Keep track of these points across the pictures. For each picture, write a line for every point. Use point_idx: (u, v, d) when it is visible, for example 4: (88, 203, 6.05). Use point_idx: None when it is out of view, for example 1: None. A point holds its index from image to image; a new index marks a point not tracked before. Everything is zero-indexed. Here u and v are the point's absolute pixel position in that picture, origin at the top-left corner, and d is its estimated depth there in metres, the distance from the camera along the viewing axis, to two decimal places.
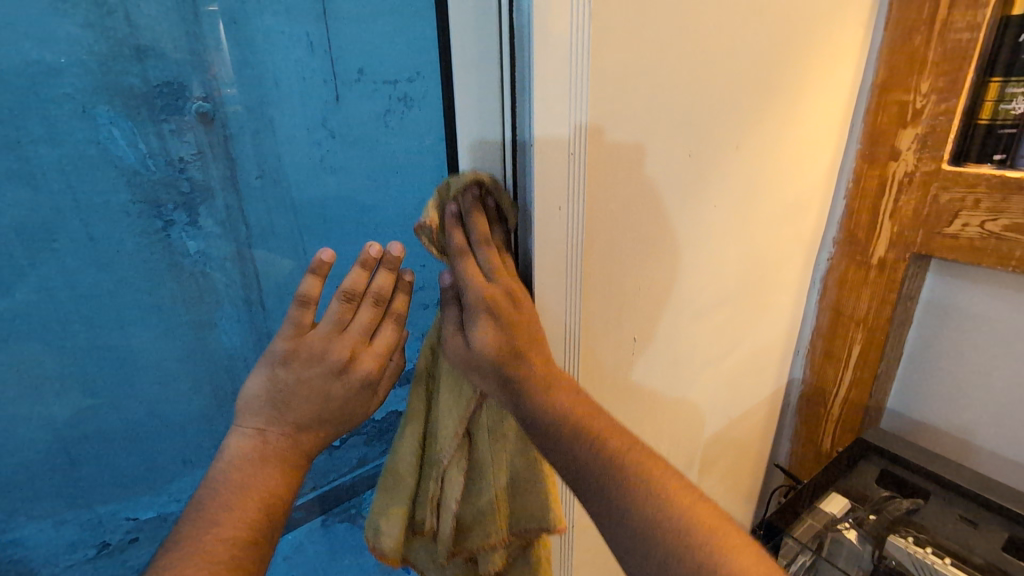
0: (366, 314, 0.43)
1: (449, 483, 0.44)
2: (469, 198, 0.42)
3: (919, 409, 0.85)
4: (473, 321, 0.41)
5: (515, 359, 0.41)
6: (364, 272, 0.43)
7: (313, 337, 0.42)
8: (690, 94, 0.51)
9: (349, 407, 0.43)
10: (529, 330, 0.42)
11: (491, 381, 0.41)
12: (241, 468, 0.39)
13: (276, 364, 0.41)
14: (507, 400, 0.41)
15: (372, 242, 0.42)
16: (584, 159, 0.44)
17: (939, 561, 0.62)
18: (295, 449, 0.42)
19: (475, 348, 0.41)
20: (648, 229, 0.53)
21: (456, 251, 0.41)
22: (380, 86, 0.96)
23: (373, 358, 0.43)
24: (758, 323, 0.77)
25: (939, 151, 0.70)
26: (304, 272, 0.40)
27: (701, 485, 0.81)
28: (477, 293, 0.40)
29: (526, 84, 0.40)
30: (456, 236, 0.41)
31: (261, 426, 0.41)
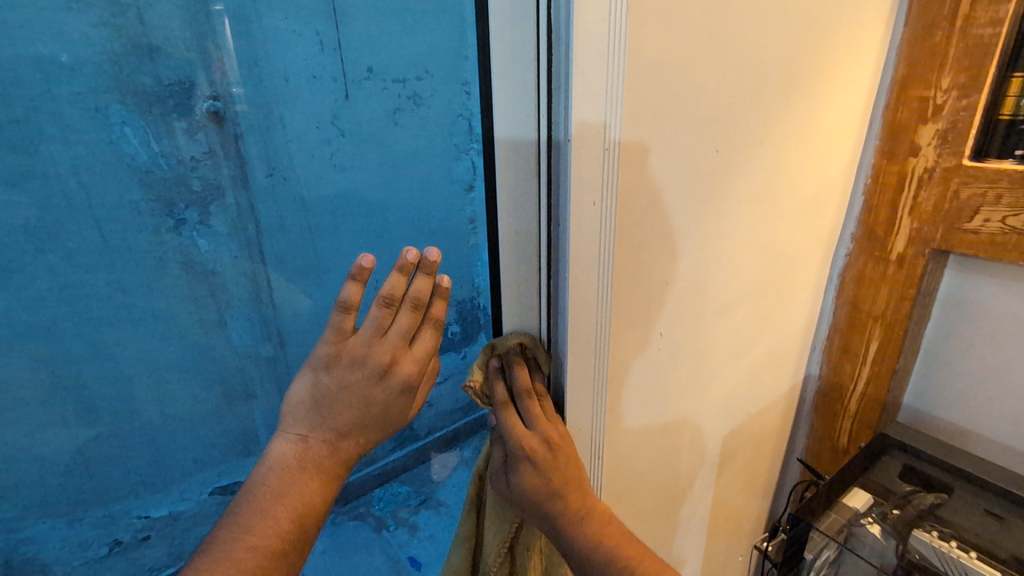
0: (405, 320, 0.43)
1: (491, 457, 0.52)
2: (511, 355, 0.50)
3: (936, 404, 0.85)
4: (517, 468, 0.48)
5: (552, 497, 0.47)
6: (403, 278, 0.42)
7: (354, 342, 0.43)
8: (718, 91, 0.51)
9: (389, 412, 0.44)
10: (565, 473, 0.48)
11: (529, 509, 0.48)
12: (281, 475, 0.41)
13: (319, 370, 0.43)
14: (545, 524, 0.48)
15: (410, 248, 0.42)
16: (618, 155, 0.45)
17: (965, 556, 0.63)
18: (333, 457, 0.43)
19: (517, 486, 0.48)
20: (676, 224, 0.53)
21: (499, 401, 0.49)
22: (392, 94, 1.08)
23: (413, 364, 0.44)
24: (776, 320, 0.77)
25: (959, 146, 0.70)
26: (346, 278, 0.41)
27: (719, 482, 0.82)
28: (517, 447, 0.47)
29: (564, 83, 0.40)
30: (498, 389, 0.49)
31: (303, 432, 0.42)
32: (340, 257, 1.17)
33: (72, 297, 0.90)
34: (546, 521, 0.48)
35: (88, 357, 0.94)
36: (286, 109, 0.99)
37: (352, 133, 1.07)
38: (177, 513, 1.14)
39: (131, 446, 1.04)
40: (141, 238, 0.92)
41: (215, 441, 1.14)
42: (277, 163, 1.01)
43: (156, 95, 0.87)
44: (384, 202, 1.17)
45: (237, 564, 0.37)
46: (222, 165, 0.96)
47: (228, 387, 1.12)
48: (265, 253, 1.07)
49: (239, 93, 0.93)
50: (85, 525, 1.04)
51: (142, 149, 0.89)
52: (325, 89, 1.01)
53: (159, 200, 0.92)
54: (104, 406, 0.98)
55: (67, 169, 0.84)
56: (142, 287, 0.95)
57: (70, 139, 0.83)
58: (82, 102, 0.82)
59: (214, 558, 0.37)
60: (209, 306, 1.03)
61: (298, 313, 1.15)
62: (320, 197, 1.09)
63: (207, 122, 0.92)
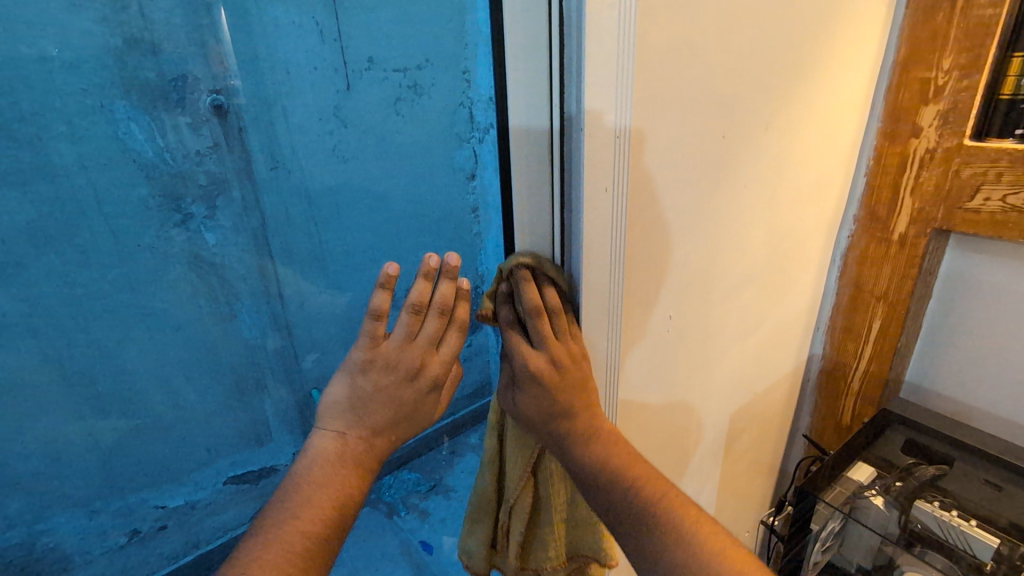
0: (433, 325, 0.48)
1: (516, 517, 0.55)
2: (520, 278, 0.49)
3: (935, 381, 0.88)
4: (522, 389, 0.50)
5: (557, 417, 0.49)
6: (428, 283, 0.47)
7: (386, 347, 0.47)
8: (720, 78, 0.52)
9: (418, 408, 0.49)
10: (572, 390, 0.49)
11: (541, 433, 0.51)
12: (323, 466, 0.44)
13: (355, 372, 0.47)
14: (556, 447, 0.50)
15: (432, 254, 0.47)
16: (629, 145, 0.46)
17: (965, 524, 0.65)
18: (369, 452, 0.46)
19: (521, 409, 0.51)
20: (680, 212, 0.55)
21: (506, 325, 0.50)
22: (393, 84, 1.10)
23: (440, 364, 0.49)
24: (780, 301, 0.79)
25: (960, 127, 0.71)
26: (375, 286, 0.45)
27: (727, 460, 0.84)
28: (522, 368, 0.49)
29: (577, 72, 0.42)
30: (508, 315, 0.50)
31: (341, 429, 0.46)
32: (345, 249, 1.19)
33: (83, 294, 0.90)
34: (554, 439, 0.50)
35: (100, 352, 0.94)
36: (288, 101, 1.00)
37: (354, 125, 1.08)
38: (193, 503, 1.16)
39: (145, 443, 1.05)
40: (148, 233, 0.93)
41: (229, 433, 1.16)
42: (281, 156, 1.03)
43: (160, 90, 0.88)
44: (387, 192, 1.18)
45: (286, 547, 0.39)
46: (227, 159, 0.97)
47: (240, 380, 1.13)
48: (272, 246, 1.08)
49: (240, 87, 0.94)
50: (104, 515, 1.05)
51: (147, 145, 0.89)
52: (327, 81, 1.02)
53: (165, 194, 0.93)
54: (115, 403, 0.99)
55: (74, 168, 0.85)
56: (153, 283, 0.96)
57: (76, 137, 0.83)
58: (87, 100, 0.83)
59: (261, 541, 0.40)
60: (218, 300, 1.04)
61: (304, 302, 1.17)
62: (322, 190, 1.10)
63: (210, 116, 0.93)
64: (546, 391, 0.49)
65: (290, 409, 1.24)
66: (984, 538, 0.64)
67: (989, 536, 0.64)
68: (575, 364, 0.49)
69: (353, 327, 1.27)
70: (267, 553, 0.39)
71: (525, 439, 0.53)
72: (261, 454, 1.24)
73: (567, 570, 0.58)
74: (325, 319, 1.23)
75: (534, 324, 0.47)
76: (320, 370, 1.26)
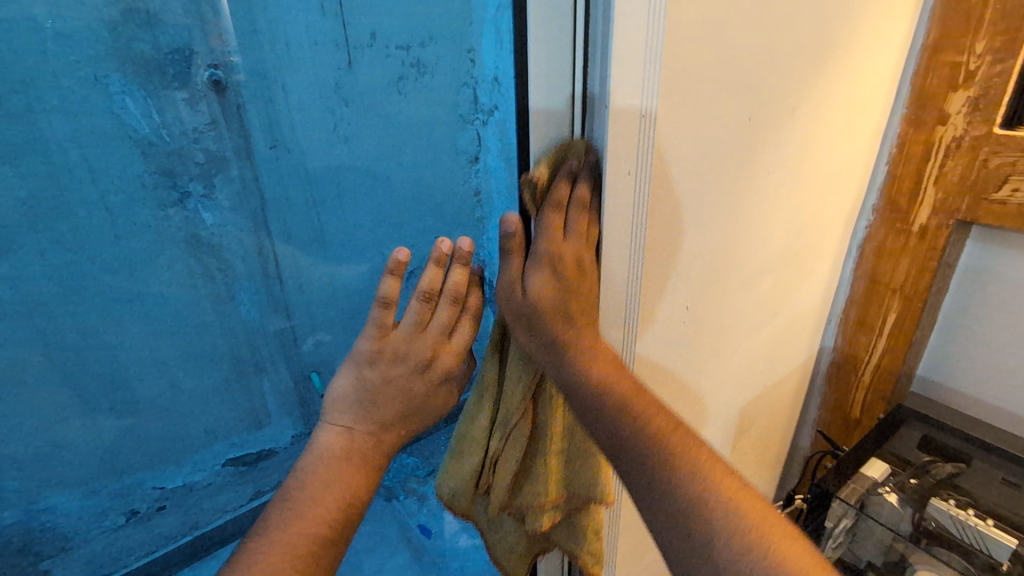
0: (444, 314, 0.47)
1: (514, 441, 0.51)
2: (582, 169, 0.45)
3: (948, 374, 0.88)
4: (534, 271, 0.46)
5: (563, 318, 0.46)
6: (439, 270, 0.46)
7: (395, 336, 0.47)
8: (752, 58, 0.50)
9: (429, 401, 0.49)
10: (579, 302, 0.47)
11: (536, 340, 0.47)
12: (328, 463, 0.45)
13: (362, 365, 0.47)
14: (550, 359, 0.47)
15: (444, 239, 0.45)
16: (655, 125, 0.44)
17: (981, 523, 0.65)
18: (377, 447, 0.47)
19: (532, 298, 0.47)
20: (702, 196, 0.53)
21: (549, 209, 0.45)
22: (396, 62, 1.04)
23: (452, 355, 0.48)
24: (797, 291, 0.77)
25: (991, 114, 0.69)
26: (384, 272, 0.44)
27: (735, 452, 0.83)
28: (547, 250, 0.45)
29: (603, 52, 0.41)
30: (561, 192, 0.45)
31: (348, 424, 0.46)
32: (347, 232, 1.17)
33: (79, 275, 0.88)
34: (552, 349, 0.46)
35: (96, 335, 0.93)
36: (287, 75, 0.96)
37: (356, 104, 1.04)
38: (191, 484, 1.16)
39: (144, 427, 1.04)
40: (146, 212, 0.91)
41: (229, 417, 1.15)
42: (280, 133, 0.99)
43: (157, 63, 0.84)
44: (390, 173, 1.15)
45: (287, 550, 0.40)
46: (224, 136, 0.94)
47: (239, 363, 1.12)
48: (272, 228, 1.06)
49: (239, 62, 0.91)
50: (102, 496, 1.05)
51: (144, 121, 0.86)
52: (326, 58, 0.98)
53: (162, 172, 0.90)
54: (112, 386, 0.97)
55: (68, 143, 0.82)
56: (150, 265, 0.94)
57: (69, 111, 0.80)
58: (80, 73, 0.79)
59: (264, 538, 0.40)
60: (216, 281, 1.02)
61: (304, 286, 1.15)
62: (324, 170, 1.08)
63: (208, 91, 0.90)
64: (559, 287, 0.46)
65: (290, 392, 1.23)
66: (1001, 537, 0.63)
67: (1006, 536, 0.63)
68: (583, 280, 0.47)
69: (353, 311, 1.26)
70: (267, 553, 0.39)
71: (528, 362, 0.50)
72: (260, 437, 1.23)
73: (557, 512, 0.55)
74: (326, 302, 1.20)
75: (573, 218, 0.45)
76: (320, 354, 1.24)
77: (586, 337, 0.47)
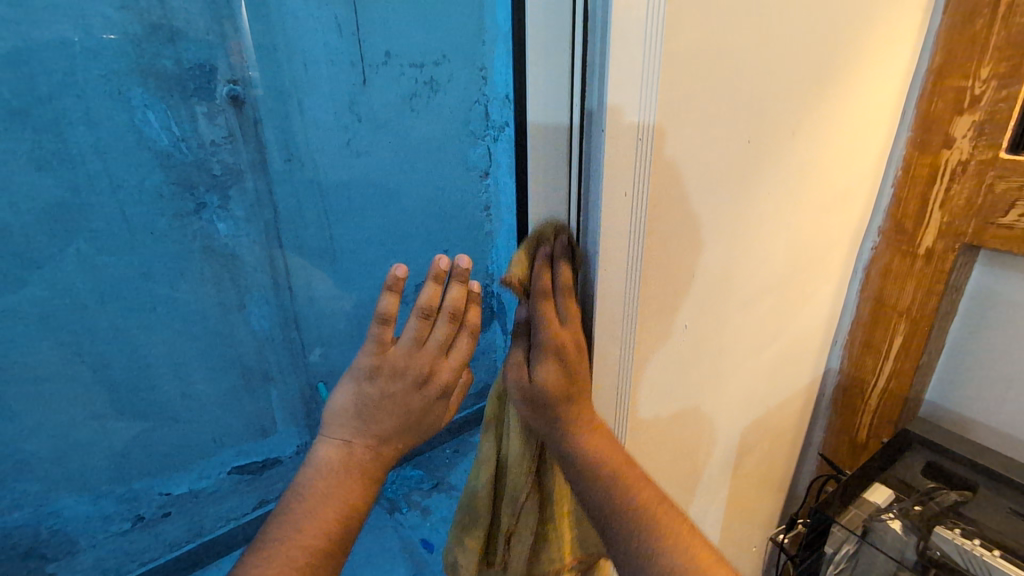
0: (443, 330, 0.48)
1: (523, 523, 0.54)
2: (557, 253, 0.48)
3: (956, 400, 0.87)
4: (540, 361, 0.47)
5: (570, 401, 0.48)
6: (438, 285, 0.47)
7: (393, 353, 0.47)
8: (752, 83, 0.51)
9: (426, 418, 0.50)
10: (584, 377, 0.49)
11: (545, 422, 0.48)
12: (328, 475, 0.45)
13: (362, 379, 0.47)
14: (554, 434, 0.48)
15: (442, 255, 0.46)
16: (651, 144, 0.44)
17: (988, 553, 0.64)
18: (375, 461, 0.48)
19: (538, 385, 0.47)
20: (707, 218, 0.54)
21: (539, 293, 0.47)
22: (409, 79, 1.10)
23: (450, 370, 0.49)
24: (799, 312, 0.77)
25: (997, 138, 0.69)
26: (383, 289, 0.44)
27: (737, 474, 0.82)
28: (549, 341, 0.46)
29: (600, 80, 0.41)
30: (544, 279, 0.47)
31: (347, 437, 0.47)
32: (357, 245, 1.18)
33: (94, 281, 0.91)
34: (556, 432, 0.48)
35: (111, 340, 0.95)
36: (303, 93, 0.99)
37: (369, 119, 1.08)
38: (196, 491, 1.17)
39: (154, 433, 1.06)
40: (162, 221, 0.93)
41: (236, 427, 1.17)
42: (294, 147, 1.02)
43: (178, 78, 0.87)
44: (400, 188, 1.19)
45: (287, 562, 0.41)
46: (240, 149, 0.97)
47: (247, 372, 1.13)
48: (283, 242, 1.08)
49: (257, 77, 0.94)
50: (108, 501, 1.07)
51: (164, 133, 0.89)
52: (342, 75, 1.02)
53: (179, 182, 0.93)
54: (122, 391, 0.99)
55: (92, 154, 0.85)
56: (164, 273, 0.96)
57: (93, 124, 0.84)
58: (106, 86, 0.83)
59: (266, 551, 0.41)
60: (228, 290, 1.04)
61: (315, 297, 1.17)
62: (334, 182, 1.09)
63: (226, 106, 0.93)
64: (566, 374, 0.47)
65: (297, 402, 1.24)
66: (1008, 569, 0.62)
67: (1014, 568, 0.62)
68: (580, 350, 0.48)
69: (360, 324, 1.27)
70: (270, 566, 0.40)
71: (529, 437, 0.52)
72: (266, 446, 1.24)
73: (574, 558, 0.57)
74: (332, 313, 1.21)
75: (560, 275, 0.47)
76: (328, 364, 1.25)
77: (585, 415, 0.49)
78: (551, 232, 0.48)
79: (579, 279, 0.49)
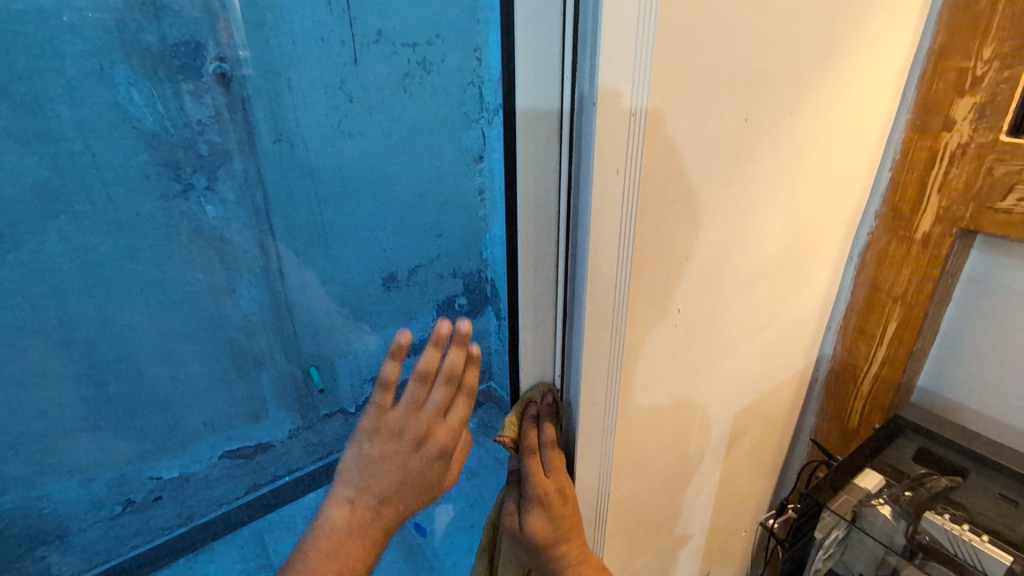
0: (441, 393, 0.48)
1: None
2: (543, 414, 0.54)
3: (948, 387, 0.87)
4: (529, 512, 0.53)
5: (558, 542, 0.54)
6: (437, 350, 0.46)
7: (392, 415, 0.47)
8: (750, 59, 0.49)
9: (425, 479, 0.49)
10: (569, 521, 0.55)
11: (534, 557, 0.56)
12: (331, 536, 0.46)
13: (363, 442, 0.48)
14: (546, 570, 0.56)
15: (442, 318, 0.46)
16: (645, 123, 0.43)
17: (976, 539, 0.64)
18: (376, 520, 0.48)
19: (528, 531, 0.54)
20: (701, 199, 0.52)
21: (527, 451, 0.53)
22: (402, 59, 1.07)
23: (447, 431, 0.49)
24: (793, 298, 0.76)
25: (997, 121, 0.68)
26: (384, 358, 0.45)
27: (728, 459, 0.82)
28: (535, 495, 0.52)
29: (592, 50, 0.39)
30: (531, 439, 0.53)
31: (348, 498, 0.47)
32: (348, 228, 1.16)
33: (78, 263, 0.89)
34: (544, 564, 0.55)
35: (98, 323, 0.94)
36: (293, 71, 0.96)
37: (360, 100, 1.06)
38: (187, 474, 1.17)
39: (143, 417, 1.05)
40: (148, 203, 0.91)
41: (227, 411, 1.16)
42: (284, 129, 0.99)
43: (162, 55, 0.85)
44: (392, 170, 1.16)
45: None
46: (228, 129, 0.94)
47: (237, 357, 1.12)
48: (274, 227, 1.06)
49: (246, 57, 0.91)
50: (99, 484, 1.06)
51: (148, 113, 0.87)
52: (332, 54, 0.99)
53: (166, 163, 0.91)
54: (110, 374, 0.98)
55: (74, 133, 0.82)
56: (151, 255, 0.94)
57: (75, 101, 0.81)
58: (87, 62, 0.80)
59: None
60: (218, 273, 1.02)
61: (307, 282, 1.15)
62: (325, 164, 1.07)
63: (213, 85, 0.90)
64: (551, 522, 0.53)
65: (289, 387, 1.24)
66: (995, 554, 0.63)
67: (1001, 553, 0.63)
68: (565, 502, 0.54)
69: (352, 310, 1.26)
70: None
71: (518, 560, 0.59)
72: (258, 431, 1.23)
73: None
74: (324, 300, 1.19)
75: (546, 438, 0.53)
76: (320, 349, 1.24)
77: (571, 545, 0.55)
78: (539, 396, 0.54)
79: (563, 430, 0.55)
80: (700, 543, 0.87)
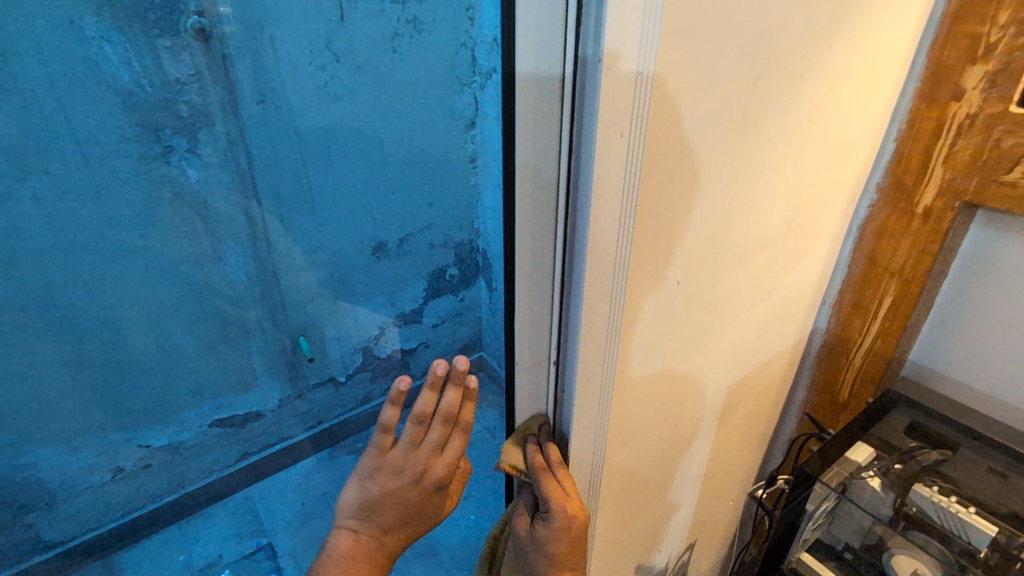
0: (437, 432, 0.54)
1: None
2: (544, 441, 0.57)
3: (938, 360, 0.88)
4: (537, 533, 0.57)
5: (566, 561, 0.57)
6: (434, 393, 0.52)
7: (393, 454, 0.54)
8: (762, 19, 0.47)
9: (423, 507, 0.56)
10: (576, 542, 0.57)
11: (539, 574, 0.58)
12: (339, 560, 0.55)
13: (366, 478, 0.55)
14: None
15: (439, 360, 0.51)
16: (653, 88, 0.41)
17: (962, 510, 0.66)
18: (379, 548, 0.56)
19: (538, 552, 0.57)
20: (705, 166, 0.51)
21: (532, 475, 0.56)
22: (391, 17, 1.03)
23: (443, 466, 0.55)
24: (791, 271, 0.75)
25: (1008, 90, 0.66)
26: (385, 404, 0.52)
27: (720, 432, 0.83)
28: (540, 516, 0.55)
29: (598, 3, 0.36)
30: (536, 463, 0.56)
31: (354, 527, 0.56)
32: (337, 194, 1.13)
33: (54, 229, 0.85)
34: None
35: (79, 290, 0.91)
36: (277, 27, 0.91)
37: (347, 60, 1.01)
38: (177, 443, 1.16)
39: (129, 386, 1.03)
40: (126, 166, 0.87)
41: (216, 381, 1.15)
42: (268, 89, 0.95)
43: (136, 8, 0.79)
44: (382, 134, 1.13)
45: None
46: (209, 89, 0.90)
47: (225, 327, 1.10)
48: (260, 193, 1.02)
49: (227, 13, 0.86)
50: (86, 454, 1.05)
51: (124, 70, 0.82)
52: (318, 10, 0.94)
53: (144, 124, 0.86)
54: (93, 343, 0.96)
55: (44, 90, 0.78)
56: (132, 221, 0.91)
57: (44, 56, 0.76)
58: (55, 13, 0.75)
59: None
60: (203, 240, 0.99)
61: (295, 249, 1.12)
62: (312, 128, 1.03)
63: (193, 41, 0.85)
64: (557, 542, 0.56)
65: (278, 356, 1.22)
66: (981, 525, 0.65)
67: (986, 524, 0.65)
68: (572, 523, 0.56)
69: (341, 278, 1.23)
70: None
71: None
72: (247, 400, 1.23)
73: None
74: (313, 267, 1.17)
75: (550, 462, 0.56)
76: (309, 317, 1.23)
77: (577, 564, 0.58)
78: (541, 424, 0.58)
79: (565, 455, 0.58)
80: (689, 513, 0.89)
